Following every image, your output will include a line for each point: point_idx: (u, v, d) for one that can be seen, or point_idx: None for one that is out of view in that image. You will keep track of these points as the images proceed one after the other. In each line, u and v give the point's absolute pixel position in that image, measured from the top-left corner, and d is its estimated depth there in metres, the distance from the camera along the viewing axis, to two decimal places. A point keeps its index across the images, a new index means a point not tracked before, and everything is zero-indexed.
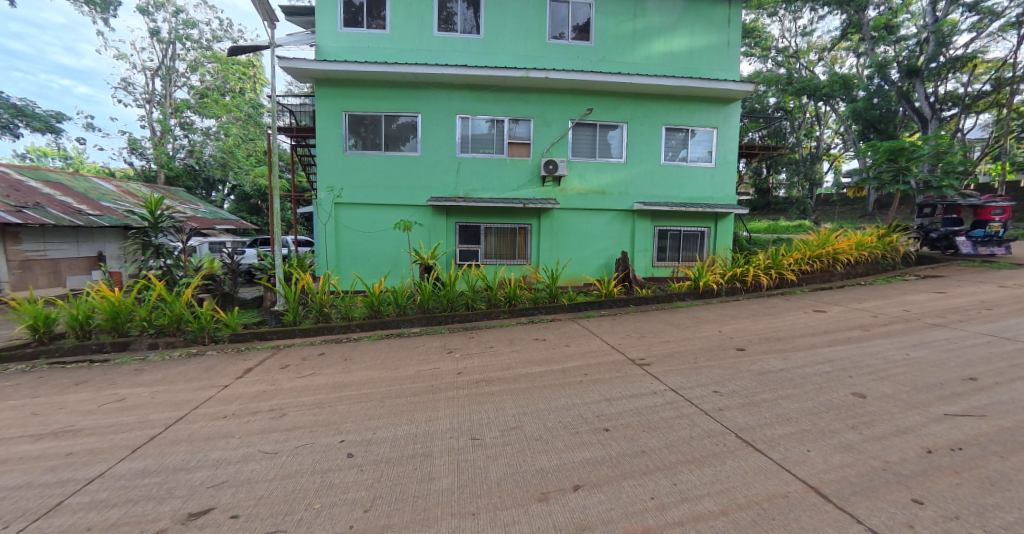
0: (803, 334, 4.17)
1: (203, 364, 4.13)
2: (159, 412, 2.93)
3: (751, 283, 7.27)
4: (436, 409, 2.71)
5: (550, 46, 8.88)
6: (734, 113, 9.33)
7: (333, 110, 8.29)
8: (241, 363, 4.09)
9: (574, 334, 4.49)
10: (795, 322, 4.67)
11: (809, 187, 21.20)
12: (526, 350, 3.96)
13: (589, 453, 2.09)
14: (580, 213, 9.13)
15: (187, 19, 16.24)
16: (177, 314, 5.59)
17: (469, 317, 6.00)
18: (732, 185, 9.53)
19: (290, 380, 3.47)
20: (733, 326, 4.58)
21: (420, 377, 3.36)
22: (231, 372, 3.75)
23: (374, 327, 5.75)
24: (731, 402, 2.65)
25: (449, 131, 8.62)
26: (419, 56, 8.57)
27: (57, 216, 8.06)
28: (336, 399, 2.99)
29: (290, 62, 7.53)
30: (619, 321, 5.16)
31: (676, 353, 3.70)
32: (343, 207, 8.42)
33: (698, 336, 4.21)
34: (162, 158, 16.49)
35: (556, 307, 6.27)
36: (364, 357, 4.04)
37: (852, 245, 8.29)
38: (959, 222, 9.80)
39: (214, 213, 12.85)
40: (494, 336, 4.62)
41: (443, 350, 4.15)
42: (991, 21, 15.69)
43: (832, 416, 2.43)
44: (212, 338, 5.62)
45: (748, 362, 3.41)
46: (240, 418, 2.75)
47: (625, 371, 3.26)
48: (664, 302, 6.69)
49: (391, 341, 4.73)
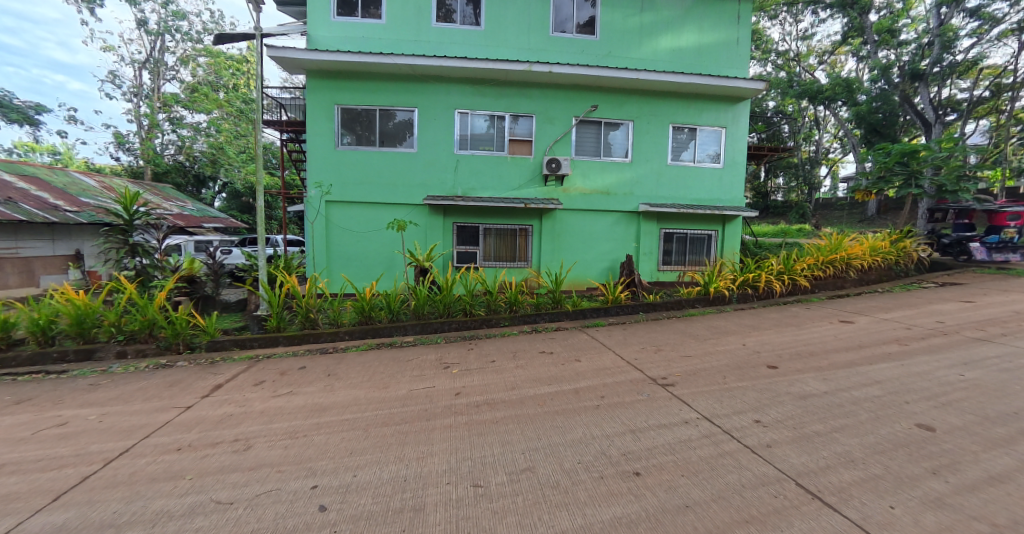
0: (837, 349, 3.77)
1: (170, 378, 3.68)
2: (102, 442, 2.48)
3: (763, 289, 6.91)
4: (431, 442, 2.29)
5: (553, 40, 8.51)
6: (743, 113, 9.00)
7: (325, 104, 7.87)
8: (210, 378, 3.63)
9: (584, 347, 4.08)
10: (824, 334, 4.27)
11: (808, 191, 21.07)
12: (532, 366, 3.53)
13: (620, 510, 1.67)
14: (583, 213, 8.74)
15: (177, 11, 15.78)
16: (149, 319, 5.15)
17: (468, 325, 5.57)
18: (740, 187, 9.18)
19: (263, 401, 3.03)
20: (758, 339, 4.17)
21: (413, 398, 2.93)
22: (197, 390, 3.29)
23: (364, 335, 5.33)
24: (777, 436, 2.26)
25: (447, 127, 8.20)
26: (416, 48, 8.15)
27: (30, 212, 7.54)
28: (315, 427, 2.56)
29: (281, 51, 7.11)
30: (630, 331, 4.75)
31: (701, 371, 3.28)
32: (335, 205, 8.00)
33: (721, 350, 3.79)
34: (149, 153, 15.96)
35: (560, 314, 5.85)
36: (350, 372, 3.59)
37: (865, 250, 7.98)
38: (971, 227, 9.65)
39: (202, 211, 12.28)
40: (496, 349, 4.19)
41: (438, 365, 3.71)
42: (992, 26, 15.64)
43: (903, 455, 2.03)
44: (188, 345, 5.16)
45: (785, 383, 3.00)
46: (198, 452, 2.31)
47: (647, 394, 2.86)
48: (673, 310, 6.32)
49: (382, 352, 4.30)
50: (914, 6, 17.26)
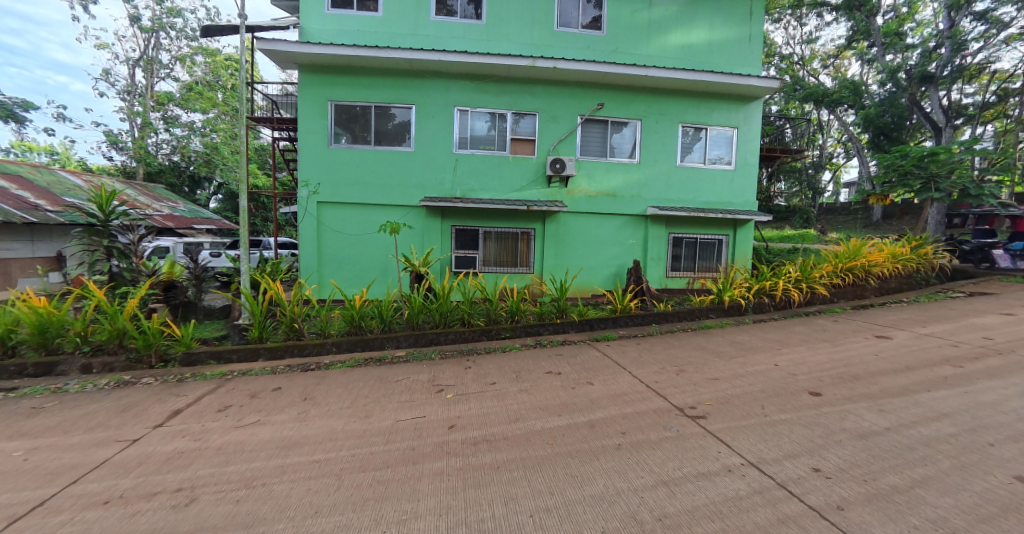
0: (882, 372, 3.32)
1: (124, 401, 3.21)
2: (14, 491, 2.01)
3: (781, 298, 6.47)
4: (417, 497, 1.83)
5: (557, 35, 8.12)
6: (756, 112, 8.61)
7: (318, 99, 7.46)
8: (171, 401, 3.17)
9: (596, 366, 3.64)
10: (862, 352, 3.83)
11: (812, 196, 20.67)
12: (538, 391, 3.09)
13: None
14: (588, 217, 8.32)
15: (171, 8, 15.48)
16: (118, 329, 4.70)
17: (465, 337, 5.12)
18: (752, 190, 8.77)
19: (223, 434, 2.57)
20: (789, 357, 3.72)
21: (399, 432, 2.48)
22: (152, 417, 2.85)
23: (353, 346, 4.89)
24: (848, 494, 1.80)
25: (446, 124, 7.79)
26: (415, 42, 7.76)
27: (6, 212, 7.10)
28: (276, 473, 2.11)
29: (271, 43, 6.70)
30: (644, 346, 4.31)
31: (734, 399, 2.85)
32: (327, 206, 7.58)
33: (752, 372, 3.35)
34: (141, 152, 15.57)
35: (565, 325, 5.41)
36: (330, 396, 3.15)
37: (885, 257, 7.56)
38: (990, 232, 9.43)
39: (194, 211, 11.90)
40: (496, 367, 3.74)
41: (431, 388, 3.25)
42: (1000, 30, 15.31)
43: (1018, 524, 1.58)
44: (160, 357, 4.73)
45: (836, 417, 2.55)
46: (127, 507, 1.85)
47: (676, 429, 2.42)
48: (687, 320, 5.89)
49: (370, 369, 3.85)
50: (920, 9, 16.96)
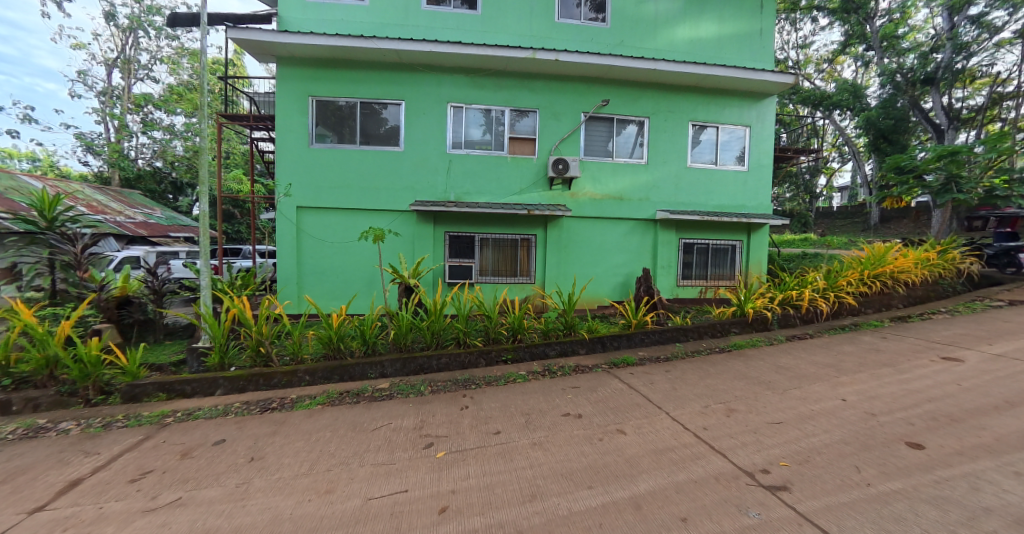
0: (982, 410, 2.65)
1: (15, 464, 2.45)
2: None
3: (809, 310, 5.83)
4: None
5: (558, 26, 7.55)
6: (769, 110, 8.09)
7: (297, 94, 6.77)
8: (73, 466, 2.41)
9: (624, 405, 2.97)
10: (940, 380, 3.18)
11: (810, 201, 20.31)
12: (558, 446, 2.39)
13: None
14: (593, 222, 7.70)
15: (151, 6, 14.82)
16: (48, 357, 3.90)
17: (460, 360, 4.40)
18: (766, 192, 8.22)
19: (118, 525, 1.82)
20: (854, 389, 3.08)
21: (366, 523, 1.75)
22: (32, 497, 2.07)
23: (329, 374, 4.14)
24: None
25: (439, 122, 7.14)
26: (404, 33, 7.13)
27: None
28: None
29: (243, 31, 6.01)
30: (674, 373, 3.67)
31: (814, 457, 2.17)
32: (307, 212, 6.87)
33: (819, 413, 2.69)
34: (116, 156, 14.75)
35: (574, 344, 4.73)
36: (285, 456, 2.41)
37: (911, 262, 6.99)
38: (1012, 236, 9.06)
39: (172, 219, 11.13)
40: (500, 407, 3.05)
41: (417, 442, 2.54)
42: (993, 35, 15.10)
43: None
44: (98, 391, 3.92)
45: (965, 488, 1.86)
46: None
47: (756, 514, 1.72)
48: (709, 336, 5.25)
49: (342, 411, 3.13)
50: (915, 13, 16.77)
